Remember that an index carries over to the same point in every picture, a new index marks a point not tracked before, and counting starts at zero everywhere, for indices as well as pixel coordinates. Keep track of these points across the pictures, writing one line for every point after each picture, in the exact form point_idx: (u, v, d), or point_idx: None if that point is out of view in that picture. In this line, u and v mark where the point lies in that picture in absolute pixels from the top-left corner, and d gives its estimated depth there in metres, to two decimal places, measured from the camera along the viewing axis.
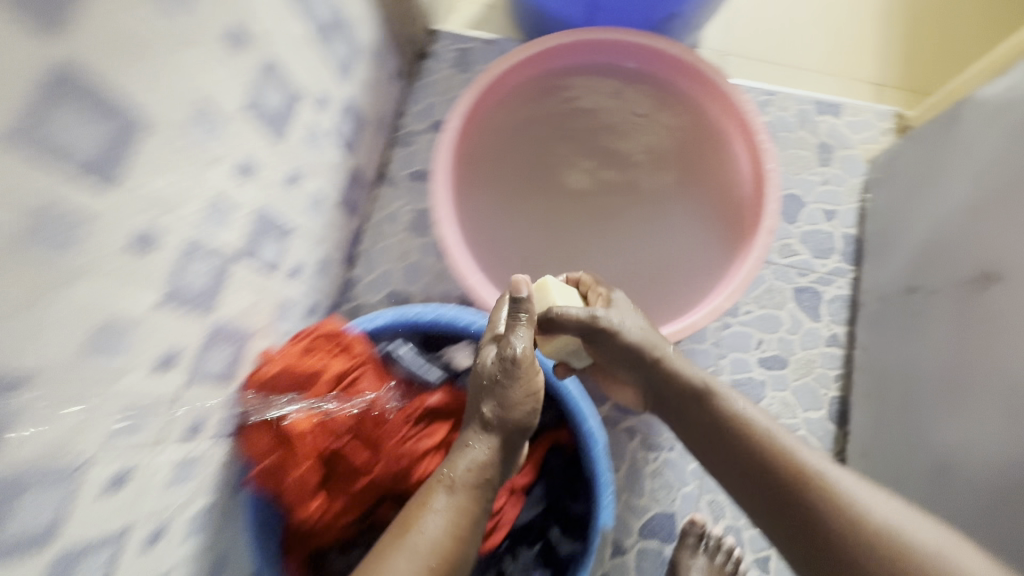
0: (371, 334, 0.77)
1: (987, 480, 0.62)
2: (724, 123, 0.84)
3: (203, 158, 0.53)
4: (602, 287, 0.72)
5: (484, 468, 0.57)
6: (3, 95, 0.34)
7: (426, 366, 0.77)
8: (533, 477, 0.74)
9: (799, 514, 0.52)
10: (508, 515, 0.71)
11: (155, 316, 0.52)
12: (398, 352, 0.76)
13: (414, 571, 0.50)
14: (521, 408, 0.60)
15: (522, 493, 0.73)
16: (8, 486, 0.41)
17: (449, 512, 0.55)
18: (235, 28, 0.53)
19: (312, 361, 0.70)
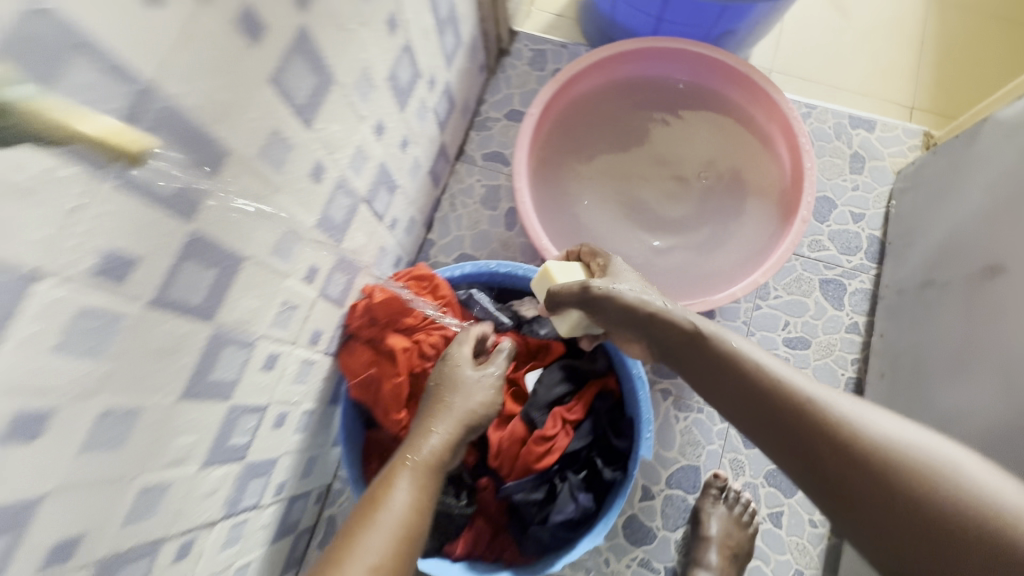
0: (453, 280, 0.91)
1: (982, 437, 0.72)
2: (771, 127, 0.96)
3: (359, 115, 0.67)
4: (600, 257, 0.77)
5: (443, 455, 0.67)
6: (276, 47, 0.48)
7: (498, 312, 0.89)
8: (582, 414, 0.85)
9: (795, 435, 0.54)
10: (560, 444, 0.82)
11: (313, 234, 0.65)
12: (476, 297, 0.89)
13: (383, 539, 0.57)
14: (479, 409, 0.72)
15: (573, 426, 0.84)
16: (221, 339, 0.54)
17: (413, 490, 0.63)
18: (393, 15, 0.67)
19: (408, 297, 0.84)
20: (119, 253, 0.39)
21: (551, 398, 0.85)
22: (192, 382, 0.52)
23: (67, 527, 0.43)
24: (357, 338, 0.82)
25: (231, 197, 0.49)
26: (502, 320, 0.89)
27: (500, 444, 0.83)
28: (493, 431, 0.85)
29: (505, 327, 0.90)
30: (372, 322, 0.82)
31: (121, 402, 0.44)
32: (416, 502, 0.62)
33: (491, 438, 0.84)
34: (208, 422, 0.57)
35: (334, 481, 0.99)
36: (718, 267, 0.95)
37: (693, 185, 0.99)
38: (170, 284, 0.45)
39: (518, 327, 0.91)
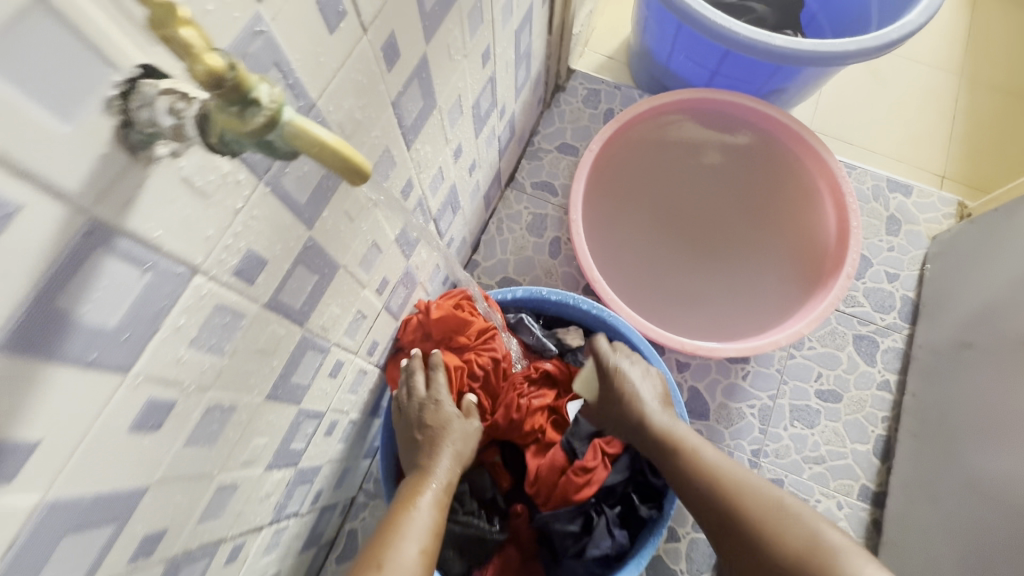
0: (504, 304, 0.93)
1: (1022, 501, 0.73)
2: (817, 181, 0.98)
3: (446, 138, 0.70)
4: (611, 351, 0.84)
5: (448, 472, 0.71)
6: (403, 72, 0.50)
7: (545, 339, 0.91)
8: (621, 448, 0.85)
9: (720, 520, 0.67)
10: (599, 476, 0.82)
11: (392, 248, 0.67)
12: (525, 322, 0.91)
13: (415, 548, 0.60)
14: (464, 437, 0.76)
15: (611, 459, 0.84)
16: (307, 343, 0.55)
17: (434, 503, 0.67)
18: (487, 49, 0.70)
19: (462, 315, 0.84)
20: (256, 254, 0.40)
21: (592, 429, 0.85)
22: (277, 384, 0.52)
23: (159, 522, 0.42)
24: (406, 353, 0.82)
25: (342, 207, 0.50)
26: (549, 347, 0.91)
27: (538, 472, 0.83)
28: (530, 458, 0.85)
29: (551, 354, 0.92)
30: (423, 338, 0.82)
31: (225, 398, 0.44)
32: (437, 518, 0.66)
33: (529, 464, 0.85)
34: (280, 425, 0.57)
35: (358, 495, 0.98)
36: (756, 312, 0.97)
37: (735, 237, 1.03)
38: (283, 286, 0.46)
39: (563, 355, 0.93)
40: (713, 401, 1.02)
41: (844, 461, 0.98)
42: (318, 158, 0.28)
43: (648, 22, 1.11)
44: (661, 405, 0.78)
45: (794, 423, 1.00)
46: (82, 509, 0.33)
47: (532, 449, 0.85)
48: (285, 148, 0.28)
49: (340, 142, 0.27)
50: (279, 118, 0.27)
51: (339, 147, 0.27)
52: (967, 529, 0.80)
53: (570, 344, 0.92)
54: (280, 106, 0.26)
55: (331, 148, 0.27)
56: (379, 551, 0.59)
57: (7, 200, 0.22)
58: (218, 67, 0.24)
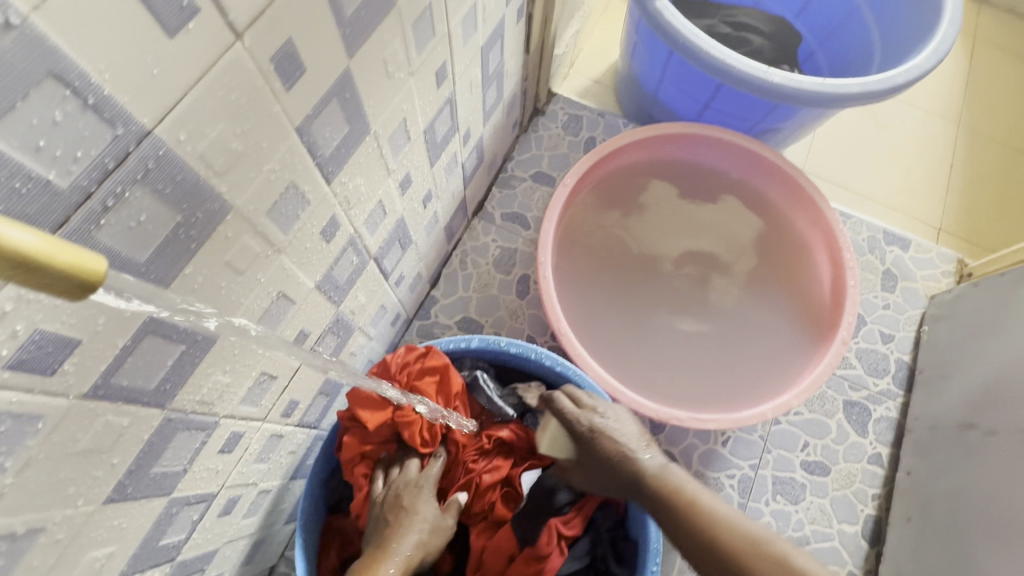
0: (458, 355, 0.81)
1: None
2: (811, 235, 0.91)
3: (387, 168, 0.59)
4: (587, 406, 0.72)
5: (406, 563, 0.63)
6: (311, 93, 0.40)
7: (504, 403, 0.79)
8: (579, 531, 0.74)
9: (699, 549, 0.57)
10: (554, 564, 0.70)
11: (311, 297, 0.55)
12: (482, 381, 0.79)
13: None
14: (433, 528, 0.68)
15: (568, 543, 0.73)
16: (175, 425, 0.43)
17: None
18: (442, 66, 0.60)
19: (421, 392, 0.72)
20: (55, 336, 0.29)
21: (549, 507, 0.74)
22: (125, 483, 0.40)
23: None
24: (363, 434, 0.71)
25: (222, 259, 0.39)
26: (508, 411, 0.79)
27: (481, 555, 0.72)
28: (474, 537, 0.73)
29: (509, 418, 0.79)
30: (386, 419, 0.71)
31: (19, 522, 0.32)
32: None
33: (473, 544, 0.73)
34: (137, 526, 0.44)
35: (278, 564, 0.84)
36: (745, 377, 0.86)
37: (726, 290, 0.92)
38: (118, 367, 0.34)
39: (522, 419, 0.81)
40: (688, 469, 0.91)
41: (830, 543, 0.88)
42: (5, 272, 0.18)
43: (638, 47, 1.02)
44: (643, 438, 0.69)
45: (777, 498, 0.90)
46: None
47: (478, 528, 0.73)
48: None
49: (45, 244, 0.18)
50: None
51: (38, 250, 0.18)
52: None
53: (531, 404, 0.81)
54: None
55: (17, 254, 0.17)
56: None
57: None
58: None
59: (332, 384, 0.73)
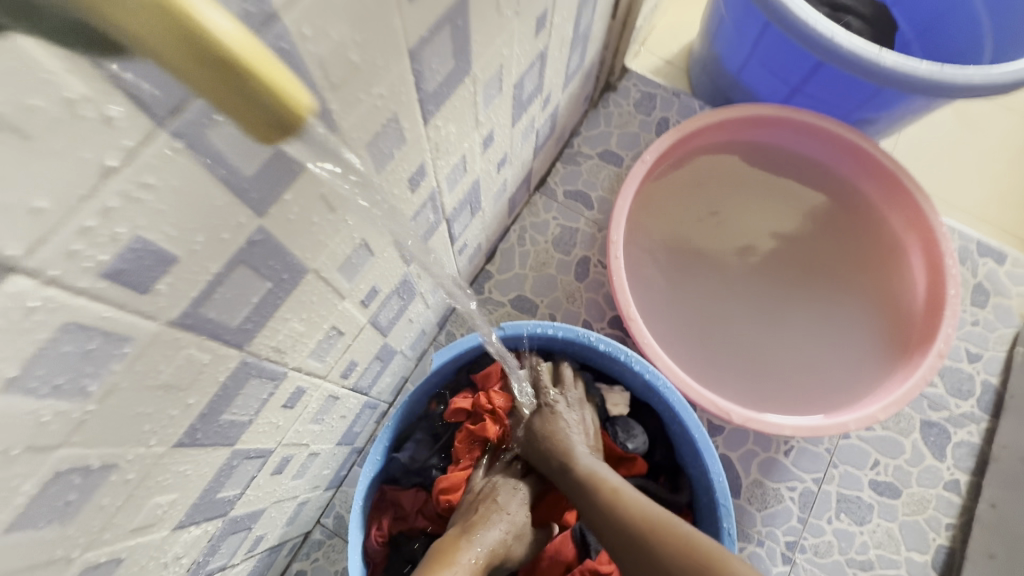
0: (552, 341, 0.76)
1: None
2: (905, 237, 0.83)
3: (476, 119, 0.54)
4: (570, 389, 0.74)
5: (491, 555, 0.62)
6: (428, 11, 0.35)
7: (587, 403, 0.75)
8: None
9: (605, 530, 0.61)
10: None
11: (388, 251, 0.52)
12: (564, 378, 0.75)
13: None
14: (520, 537, 0.67)
15: None
16: (249, 368, 0.39)
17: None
18: (543, 13, 0.55)
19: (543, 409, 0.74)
20: (156, 248, 0.25)
21: None
22: (195, 428, 0.37)
23: None
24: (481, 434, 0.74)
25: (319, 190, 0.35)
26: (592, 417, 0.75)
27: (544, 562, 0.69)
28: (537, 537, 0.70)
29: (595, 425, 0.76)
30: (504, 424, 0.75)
31: (93, 457, 0.29)
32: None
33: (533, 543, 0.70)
34: (200, 476, 0.41)
35: (313, 530, 0.82)
36: (819, 382, 0.80)
37: (805, 288, 0.85)
38: (208, 296, 0.30)
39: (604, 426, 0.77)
40: (746, 476, 0.85)
41: (896, 571, 0.82)
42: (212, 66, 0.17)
43: (725, 22, 0.95)
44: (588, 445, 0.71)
45: (841, 516, 0.84)
46: None
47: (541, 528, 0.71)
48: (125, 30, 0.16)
49: (240, 39, 0.17)
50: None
51: (231, 45, 0.17)
52: None
53: (611, 411, 0.78)
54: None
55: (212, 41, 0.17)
56: None
57: None
58: None
59: (387, 349, 0.70)
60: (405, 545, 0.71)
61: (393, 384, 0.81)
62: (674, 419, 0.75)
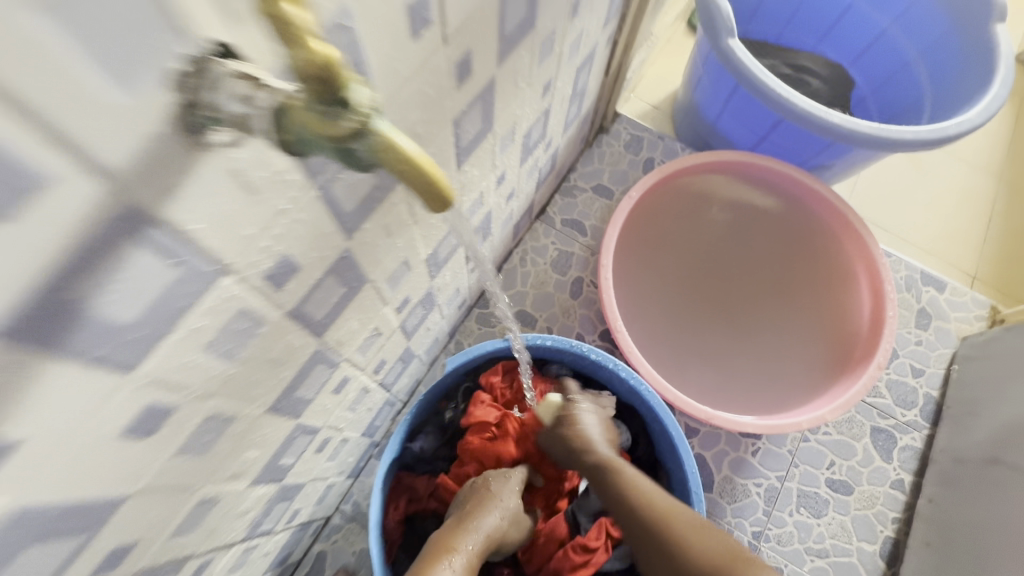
0: (549, 351, 0.88)
1: None
2: (856, 265, 0.96)
3: (493, 164, 0.67)
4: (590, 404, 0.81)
5: (487, 542, 0.70)
6: (468, 94, 0.48)
7: None
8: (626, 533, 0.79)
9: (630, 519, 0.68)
10: (598, 558, 0.76)
11: (420, 268, 0.64)
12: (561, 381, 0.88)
13: None
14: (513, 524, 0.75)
15: (613, 542, 0.78)
16: (319, 354, 0.51)
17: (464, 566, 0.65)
18: (549, 81, 0.69)
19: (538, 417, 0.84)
20: (291, 260, 0.37)
21: None
22: (280, 398, 0.48)
23: (130, 535, 0.38)
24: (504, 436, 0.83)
25: (384, 221, 0.47)
26: None
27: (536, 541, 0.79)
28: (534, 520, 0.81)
29: None
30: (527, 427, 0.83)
31: (226, 408, 0.40)
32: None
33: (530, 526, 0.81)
34: (274, 440, 0.53)
35: (333, 515, 0.92)
36: (775, 386, 0.95)
37: (768, 309, 1.01)
38: (310, 295, 0.42)
39: None
40: (718, 473, 0.97)
41: (848, 559, 0.93)
42: (404, 172, 0.24)
43: (702, 78, 1.10)
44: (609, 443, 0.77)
45: (800, 510, 0.95)
46: (52, 519, 0.30)
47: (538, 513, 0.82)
48: (369, 157, 0.25)
49: (424, 155, 0.25)
50: (372, 129, 0.23)
51: (421, 159, 0.24)
52: None
53: None
54: (378, 118, 0.23)
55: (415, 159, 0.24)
56: None
57: (38, 169, 0.19)
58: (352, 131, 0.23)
59: (409, 352, 0.82)
60: (419, 525, 0.82)
61: (409, 384, 0.92)
62: (655, 419, 0.87)
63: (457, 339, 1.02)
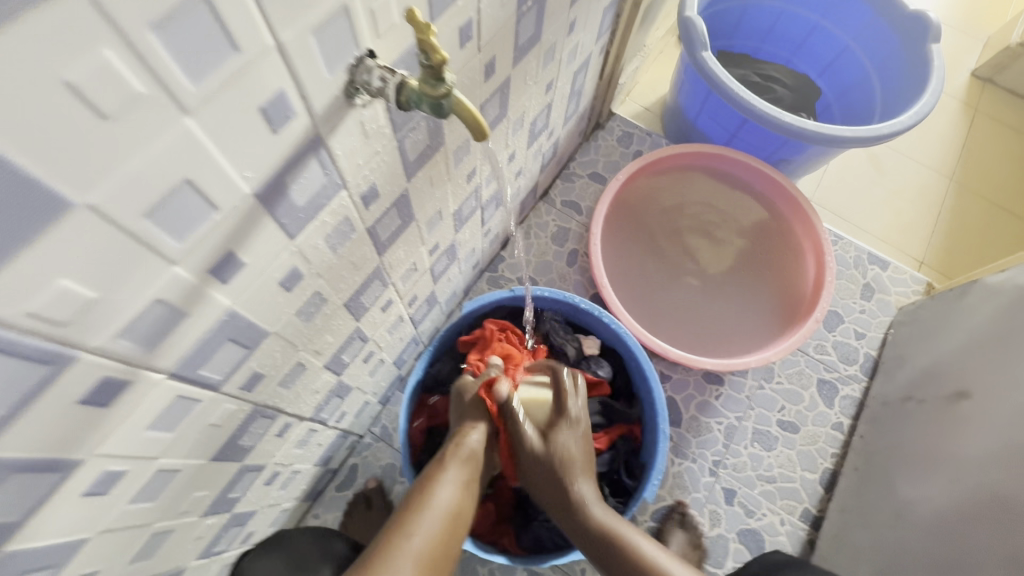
0: (545, 300, 1.07)
1: (924, 520, 0.90)
2: (806, 242, 1.16)
3: (506, 142, 0.87)
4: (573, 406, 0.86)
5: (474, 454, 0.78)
6: (492, 86, 0.68)
7: (564, 342, 1.08)
8: (605, 447, 1.02)
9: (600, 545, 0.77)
10: None
11: (449, 220, 0.84)
12: (552, 325, 1.08)
13: (429, 521, 0.67)
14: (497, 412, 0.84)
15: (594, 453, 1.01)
16: (378, 270, 0.71)
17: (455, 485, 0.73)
18: (551, 81, 0.89)
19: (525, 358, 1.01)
20: (375, 187, 0.57)
21: None
22: (352, 296, 0.68)
23: (263, 366, 0.58)
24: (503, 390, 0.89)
25: (429, 174, 0.68)
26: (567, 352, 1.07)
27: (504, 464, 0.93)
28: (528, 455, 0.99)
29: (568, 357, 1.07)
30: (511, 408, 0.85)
31: (324, 289, 0.60)
32: (461, 502, 0.73)
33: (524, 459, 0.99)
34: (342, 333, 0.72)
35: (365, 435, 1.12)
36: (736, 338, 1.14)
37: (737, 278, 1.20)
38: (381, 219, 0.62)
39: (576, 362, 1.07)
40: (686, 412, 1.16)
41: (792, 485, 1.11)
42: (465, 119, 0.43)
43: (684, 84, 1.30)
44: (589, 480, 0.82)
45: (754, 444, 1.14)
46: (239, 327, 0.49)
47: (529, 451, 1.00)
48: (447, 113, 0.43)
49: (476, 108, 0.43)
50: (451, 94, 0.41)
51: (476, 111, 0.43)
52: (883, 545, 0.95)
53: (586, 351, 1.07)
54: (455, 86, 0.41)
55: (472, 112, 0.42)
56: (397, 529, 0.65)
57: (293, 108, 0.39)
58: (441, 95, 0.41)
59: (433, 296, 1.01)
60: (438, 435, 1.02)
61: (430, 328, 1.12)
62: (632, 357, 1.06)
63: (470, 296, 1.22)
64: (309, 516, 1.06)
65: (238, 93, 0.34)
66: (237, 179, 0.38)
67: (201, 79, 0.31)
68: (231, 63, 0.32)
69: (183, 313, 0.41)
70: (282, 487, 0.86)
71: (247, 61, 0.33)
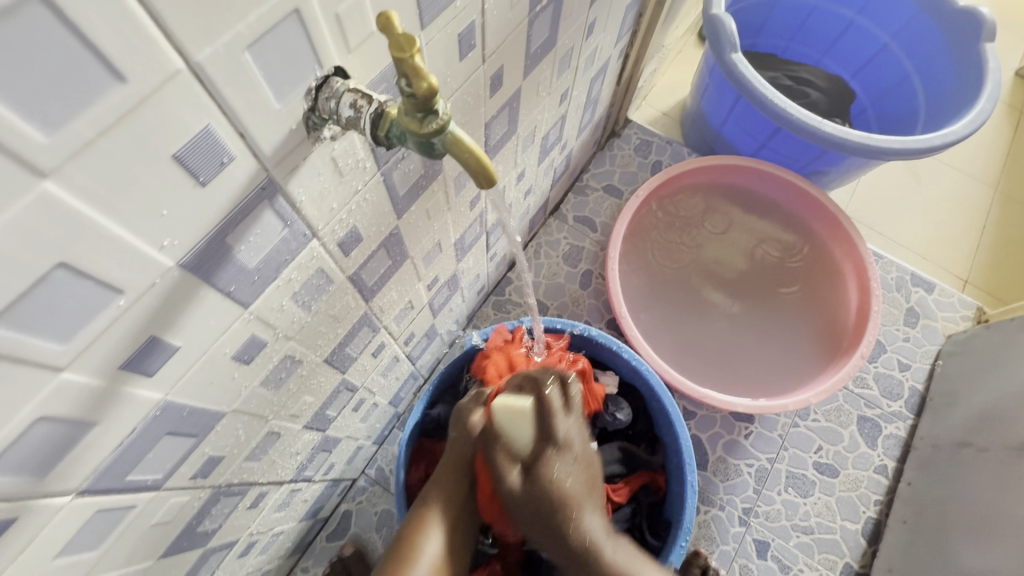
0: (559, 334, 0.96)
1: None
2: (846, 265, 1.06)
3: (515, 161, 0.76)
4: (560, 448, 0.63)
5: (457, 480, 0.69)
6: (499, 101, 0.57)
7: None
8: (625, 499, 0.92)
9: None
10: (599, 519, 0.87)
11: (450, 251, 0.73)
12: None
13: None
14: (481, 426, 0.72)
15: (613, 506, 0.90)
16: (366, 317, 0.60)
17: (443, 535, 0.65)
18: (566, 90, 0.78)
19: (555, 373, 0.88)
20: (355, 231, 0.46)
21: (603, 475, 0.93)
22: (335, 350, 0.58)
23: (221, 448, 0.47)
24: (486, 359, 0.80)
25: (425, 207, 0.57)
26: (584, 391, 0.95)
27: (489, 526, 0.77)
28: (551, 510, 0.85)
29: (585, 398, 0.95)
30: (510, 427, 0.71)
31: (298, 352, 0.50)
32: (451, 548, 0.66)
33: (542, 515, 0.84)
34: (325, 390, 0.62)
35: (359, 478, 1.02)
36: (769, 375, 1.03)
37: (770, 308, 1.08)
38: (366, 264, 0.52)
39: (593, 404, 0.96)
40: (712, 453, 1.05)
41: (831, 536, 1.00)
42: (463, 160, 0.33)
43: (708, 88, 1.18)
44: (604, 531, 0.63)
45: (789, 489, 1.03)
46: (181, 417, 0.39)
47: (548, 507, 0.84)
48: (440, 152, 0.33)
49: (476, 145, 0.32)
50: (447, 129, 0.31)
51: (477, 148, 0.33)
52: None
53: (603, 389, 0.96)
54: (452, 120, 0.31)
55: (471, 149, 0.32)
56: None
57: (227, 150, 0.29)
58: (432, 133, 0.31)
59: (434, 329, 0.91)
60: None
61: (430, 361, 1.02)
62: (653, 398, 0.94)
63: (475, 323, 1.12)
64: (297, 570, 0.96)
65: (130, 137, 0.24)
66: (150, 251, 0.28)
67: (60, 126, 0.21)
68: (113, 99, 0.22)
69: (87, 423, 0.31)
70: (262, 552, 0.76)
71: (139, 94, 0.23)
